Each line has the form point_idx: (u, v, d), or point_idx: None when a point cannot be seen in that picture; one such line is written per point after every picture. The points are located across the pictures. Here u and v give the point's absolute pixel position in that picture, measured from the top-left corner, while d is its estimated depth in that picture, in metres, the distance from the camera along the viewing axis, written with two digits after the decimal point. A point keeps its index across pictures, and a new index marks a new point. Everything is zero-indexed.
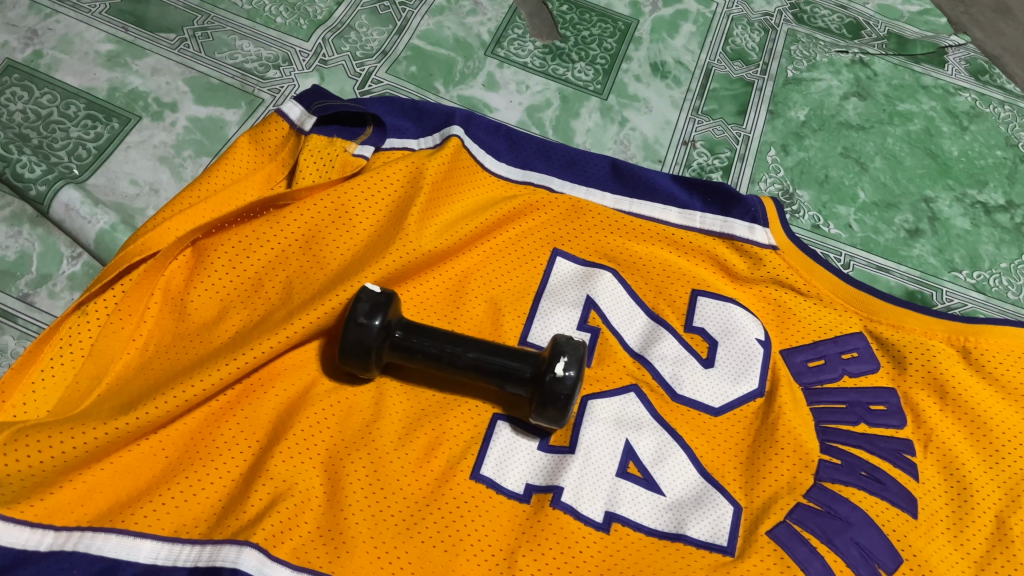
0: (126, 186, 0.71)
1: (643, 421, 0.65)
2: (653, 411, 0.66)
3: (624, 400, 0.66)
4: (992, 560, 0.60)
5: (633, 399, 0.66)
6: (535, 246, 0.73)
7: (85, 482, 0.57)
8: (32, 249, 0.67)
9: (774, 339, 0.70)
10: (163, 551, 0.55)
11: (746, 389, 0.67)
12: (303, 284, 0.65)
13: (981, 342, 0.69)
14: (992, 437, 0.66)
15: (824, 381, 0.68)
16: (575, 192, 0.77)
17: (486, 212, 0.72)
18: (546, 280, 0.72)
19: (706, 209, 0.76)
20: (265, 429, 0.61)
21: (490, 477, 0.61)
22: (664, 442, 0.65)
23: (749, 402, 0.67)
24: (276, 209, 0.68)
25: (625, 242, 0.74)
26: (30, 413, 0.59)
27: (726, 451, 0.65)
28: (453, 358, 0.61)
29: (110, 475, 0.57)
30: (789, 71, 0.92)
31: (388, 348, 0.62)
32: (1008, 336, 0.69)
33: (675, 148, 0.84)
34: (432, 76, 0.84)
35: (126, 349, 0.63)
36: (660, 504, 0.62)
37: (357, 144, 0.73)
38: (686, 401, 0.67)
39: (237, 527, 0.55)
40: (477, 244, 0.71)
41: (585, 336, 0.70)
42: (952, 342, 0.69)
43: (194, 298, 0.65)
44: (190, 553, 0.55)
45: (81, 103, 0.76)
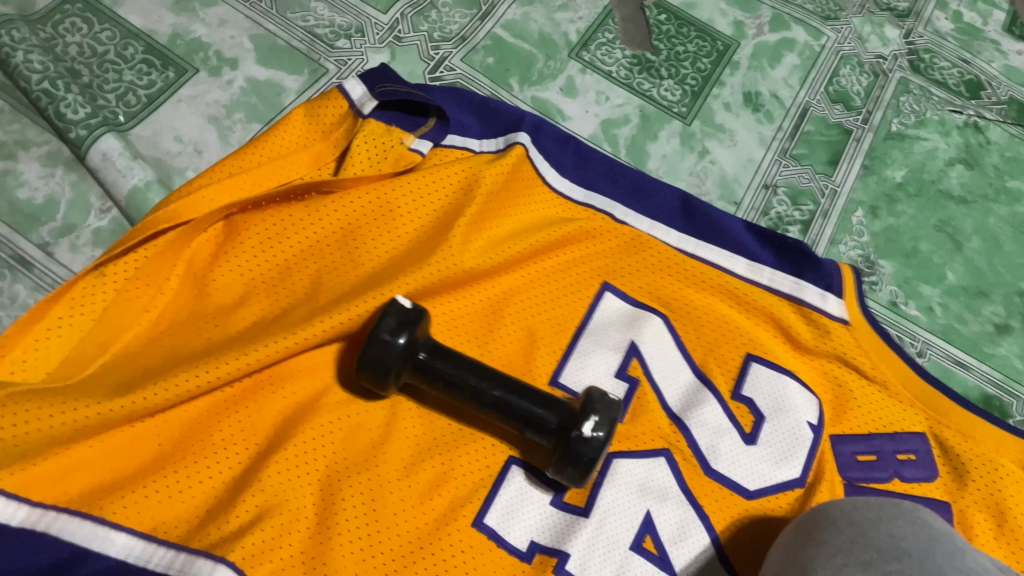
0: (169, 141, 0.68)
1: (668, 492, 0.61)
2: (682, 482, 0.62)
3: (652, 464, 0.62)
4: None
5: (662, 464, 0.62)
6: (585, 277, 0.68)
7: (70, 458, 0.53)
8: (62, 195, 0.64)
9: (826, 423, 0.65)
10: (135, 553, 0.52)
11: (789, 475, 0.62)
12: (333, 282, 0.61)
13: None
14: None
15: (872, 480, 0.63)
16: (638, 224, 0.71)
17: (539, 232, 0.67)
18: (591, 315, 0.67)
19: (777, 266, 0.70)
20: (267, 433, 0.57)
21: (493, 528, 0.57)
22: (686, 520, 0.60)
23: (786, 490, 0.62)
24: (319, 195, 0.63)
25: (681, 289, 0.69)
26: (27, 374, 0.56)
27: (752, 540, 0.60)
28: (477, 393, 0.57)
29: (97, 455, 0.54)
30: (893, 124, 0.84)
31: (409, 368, 0.58)
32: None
33: (754, 191, 0.77)
34: (510, 72, 0.79)
35: (137, 321, 0.59)
36: None
37: (415, 137, 0.68)
38: (718, 477, 0.62)
39: (216, 539, 0.53)
40: (523, 266, 0.66)
41: (621, 385, 0.65)
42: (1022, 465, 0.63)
43: (216, 277, 0.61)
44: (166, 557, 0.52)
45: (139, 45, 0.72)
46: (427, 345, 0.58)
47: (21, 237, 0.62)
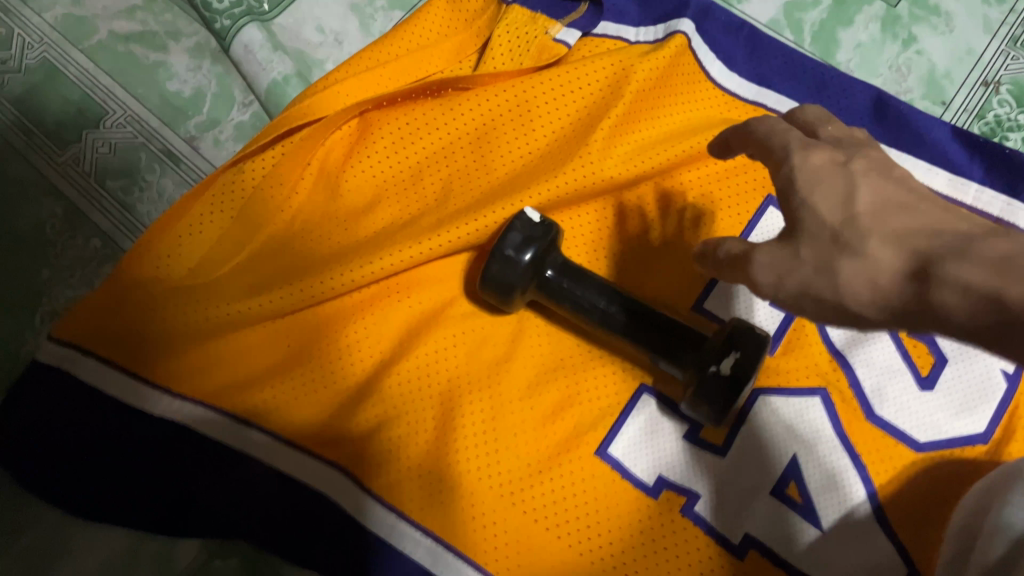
0: (310, 32, 0.66)
1: (821, 435, 0.53)
2: (838, 427, 0.54)
3: (805, 403, 0.54)
4: None
5: (816, 405, 0.54)
6: (745, 188, 0.60)
7: (209, 352, 0.56)
8: (208, 89, 0.66)
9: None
10: (267, 452, 0.55)
11: (969, 429, 0.54)
12: (463, 188, 0.58)
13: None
14: None
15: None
16: None
17: (697, 136, 0.59)
18: (748, 232, 0.59)
19: (985, 181, 0.58)
20: (392, 341, 0.57)
21: (618, 459, 0.54)
22: (839, 469, 0.53)
23: (967, 446, 0.53)
24: (455, 91, 0.60)
25: None
26: (171, 267, 0.58)
27: (916, 502, 0.52)
28: (603, 317, 0.53)
29: (234, 349, 0.56)
30: None
31: (535, 285, 0.54)
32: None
33: (969, 90, 0.64)
34: None
35: (273, 219, 0.58)
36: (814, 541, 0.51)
37: (563, 26, 0.62)
38: (882, 425, 0.54)
39: (342, 443, 0.54)
40: (671, 174, 0.60)
41: (778, 314, 0.57)
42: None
43: (349, 178, 0.59)
44: (298, 457, 0.55)
45: None
46: (555, 263, 0.53)
47: (171, 131, 0.65)
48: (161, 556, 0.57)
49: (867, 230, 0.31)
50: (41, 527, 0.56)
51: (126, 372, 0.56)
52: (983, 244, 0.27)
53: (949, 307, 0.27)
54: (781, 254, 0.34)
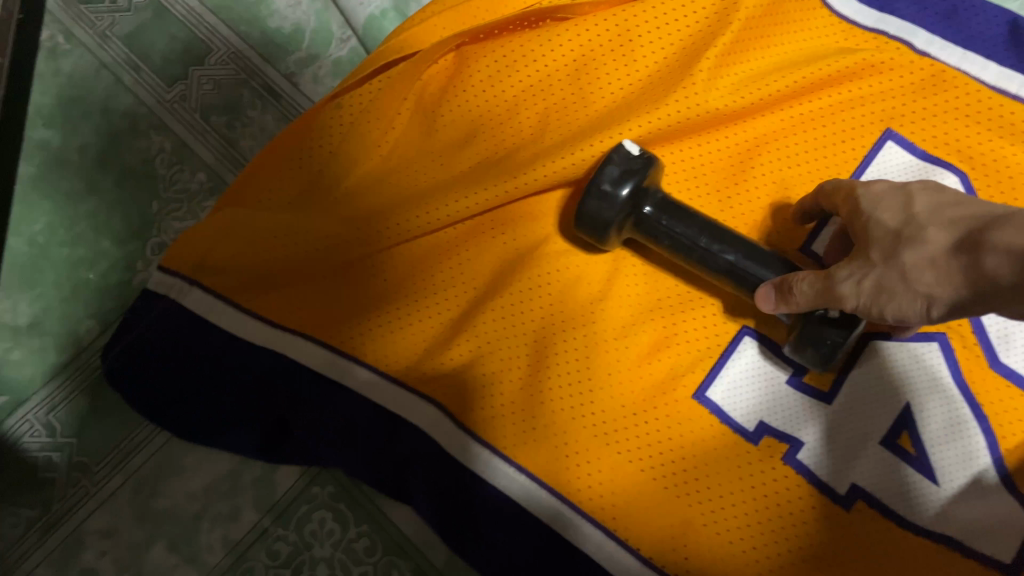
0: None
1: (938, 383, 0.50)
2: (957, 374, 0.50)
3: (923, 349, 0.51)
4: None
5: (935, 351, 0.51)
6: (861, 121, 0.56)
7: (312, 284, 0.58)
8: (307, 23, 0.66)
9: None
10: (366, 384, 0.55)
11: None
12: (561, 121, 0.56)
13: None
14: None
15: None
16: (943, 54, 0.56)
17: (810, 66, 0.56)
18: (863, 169, 0.55)
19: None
20: (487, 276, 0.56)
21: (717, 404, 0.52)
22: (957, 419, 0.50)
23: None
24: (554, 22, 0.58)
25: (993, 140, 0.55)
26: (274, 202, 0.59)
27: None
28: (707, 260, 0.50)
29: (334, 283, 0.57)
30: None
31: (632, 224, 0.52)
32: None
33: None
34: None
35: (369, 155, 0.58)
36: (928, 495, 0.49)
37: None
38: (1010, 372, 0.50)
39: (430, 377, 0.54)
40: (782, 106, 0.56)
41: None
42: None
43: (445, 113, 0.58)
44: (394, 391, 0.55)
45: None
46: (652, 199, 0.51)
47: (271, 68, 0.66)
48: (263, 480, 0.59)
49: (925, 223, 0.39)
50: (154, 445, 0.60)
51: (230, 302, 0.58)
52: (1002, 208, 0.36)
53: (999, 271, 0.33)
54: (854, 269, 0.42)
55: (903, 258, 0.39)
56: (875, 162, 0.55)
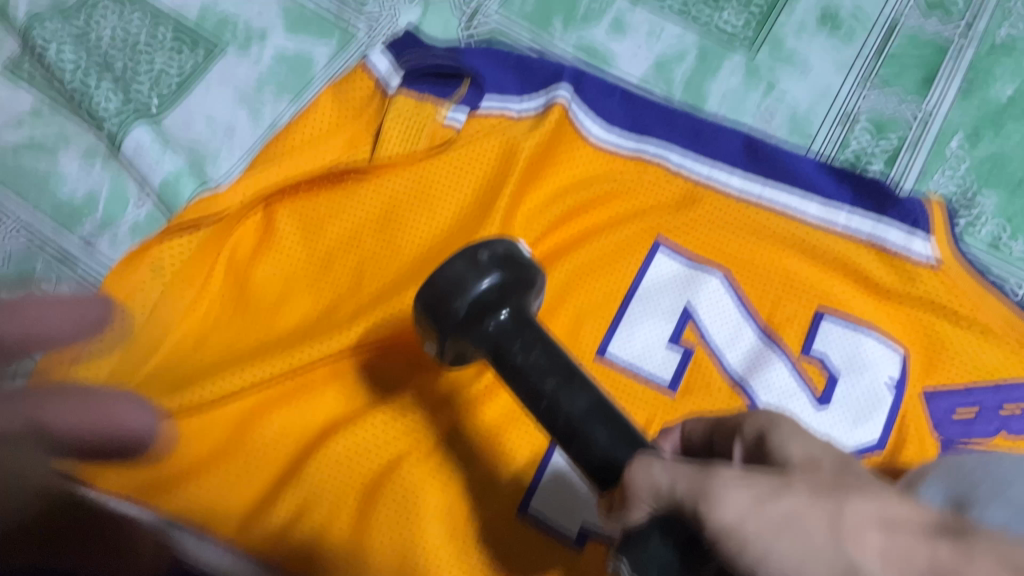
0: (201, 125, 0.67)
1: None
2: None
3: None
4: None
5: None
6: (634, 235, 0.59)
7: None
8: (101, 189, 0.65)
9: (915, 373, 0.53)
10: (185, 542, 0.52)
11: (865, 438, 0.52)
12: (374, 274, 0.60)
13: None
14: None
15: (973, 438, 0.52)
16: (696, 170, 0.61)
17: (582, 192, 0.61)
18: (641, 278, 0.58)
19: (855, 205, 0.58)
20: (316, 426, 0.57)
21: (538, 516, 0.54)
22: None
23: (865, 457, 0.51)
24: (355, 179, 0.62)
25: (747, 244, 0.58)
26: (87, 365, 0.56)
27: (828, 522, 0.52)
28: (541, 396, 0.42)
29: None
30: (1001, 32, 0.72)
31: (473, 330, 0.46)
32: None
33: (830, 126, 0.69)
34: (551, 15, 0.73)
35: (185, 317, 0.59)
36: None
37: (450, 107, 0.64)
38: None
39: (252, 536, 0.53)
40: (586, 242, 0.59)
41: (674, 355, 0.56)
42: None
43: (260, 271, 0.60)
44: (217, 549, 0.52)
45: (169, 26, 0.71)
46: (513, 306, 0.47)
47: (63, 232, 0.64)
48: None
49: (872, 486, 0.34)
50: None
51: None
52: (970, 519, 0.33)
53: None
54: (756, 482, 0.33)
55: (848, 502, 0.33)
56: (649, 274, 0.58)
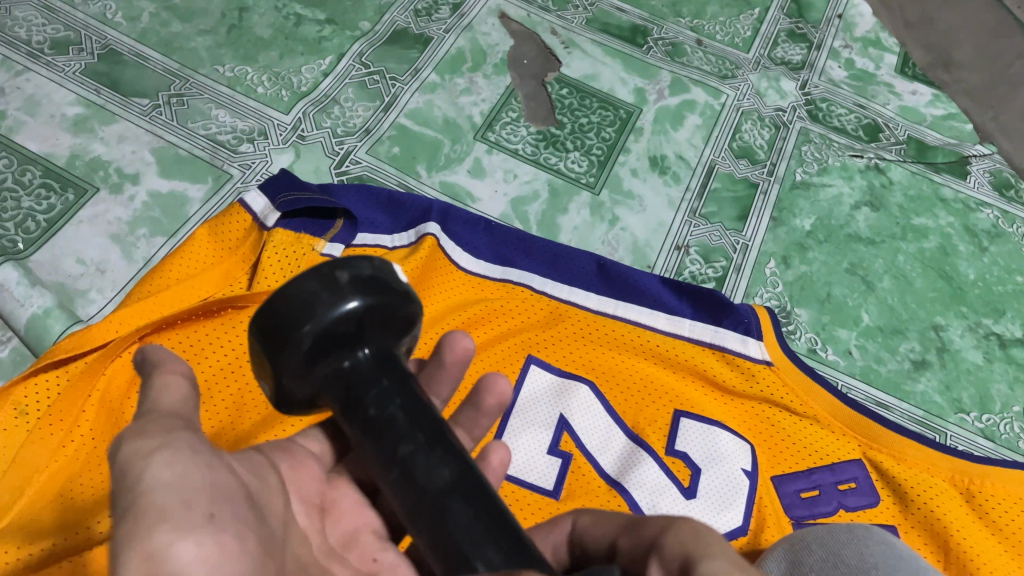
0: (70, 264, 0.67)
1: None
2: None
3: None
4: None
5: None
6: (508, 353, 0.65)
7: None
8: None
9: (763, 461, 0.60)
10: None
11: (732, 524, 0.57)
12: (252, 403, 0.62)
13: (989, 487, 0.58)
14: None
15: (817, 516, 0.58)
16: (557, 292, 0.68)
17: (457, 316, 0.66)
18: (517, 392, 0.63)
19: (696, 316, 0.66)
20: None
21: None
22: None
23: (730, 540, 0.56)
24: (233, 311, 0.63)
25: (608, 355, 0.65)
26: None
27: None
28: (396, 454, 0.39)
29: None
30: (797, 174, 0.86)
31: (331, 366, 0.42)
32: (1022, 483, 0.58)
33: (667, 253, 0.78)
34: (415, 159, 0.80)
35: (53, 458, 0.55)
36: None
37: (327, 241, 0.67)
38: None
39: None
40: (469, 359, 0.64)
41: (555, 461, 0.60)
42: (955, 483, 0.58)
43: (133, 407, 0.59)
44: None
45: (37, 170, 0.72)
46: (374, 348, 0.43)
47: None
48: None
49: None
50: None
51: None
52: None
53: None
54: None
55: None
56: (525, 388, 0.63)
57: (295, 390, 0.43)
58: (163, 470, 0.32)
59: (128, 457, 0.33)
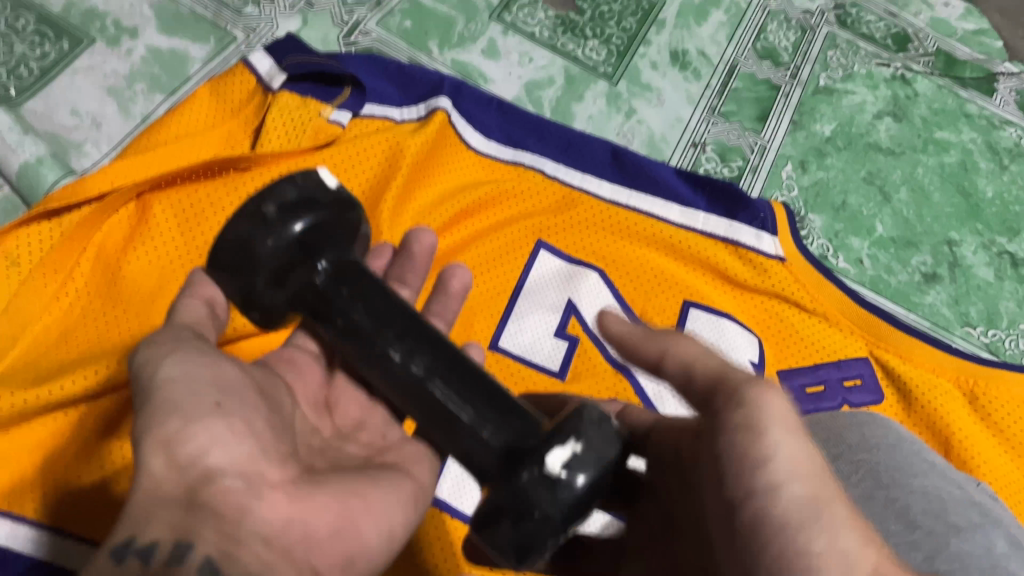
0: (65, 115, 0.65)
1: None
2: None
3: None
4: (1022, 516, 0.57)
5: None
6: (516, 236, 0.63)
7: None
8: None
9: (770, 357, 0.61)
10: (50, 548, 0.48)
11: None
12: None
13: (993, 390, 0.60)
14: (1006, 482, 0.57)
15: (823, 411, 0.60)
16: (569, 177, 0.66)
17: (465, 194, 0.63)
18: (525, 276, 0.62)
19: (710, 208, 0.65)
20: None
21: (444, 501, 0.54)
22: None
23: None
24: (237, 171, 0.58)
25: (617, 244, 0.64)
26: None
27: None
28: (382, 350, 0.41)
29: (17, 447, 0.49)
30: (821, 79, 0.83)
31: (297, 275, 0.44)
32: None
33: (682, 150, 0.76)
34: (428, 35, 0.76)
35: (46, 310, 0.52)
36: None
37: (334, 107, 0.64)
38: None
39: None
40: (473, 245, 0.63)
41: (562, 344, 0.60)
42: (958, 385, 0.60)
43: (129, 264, 0.55)
44: (77, 551, 0.48)
45: (30, 15, 0.68)
46: (333, 255, 0.45)
47: None
48: None
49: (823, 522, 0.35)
50: None
51: None
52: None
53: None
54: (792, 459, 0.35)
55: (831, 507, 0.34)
56: (532, 273, 0.62)
57: (267, 302, 0.44)
58: (172, 367, 0.37)
59: (146, 362, 0.37)
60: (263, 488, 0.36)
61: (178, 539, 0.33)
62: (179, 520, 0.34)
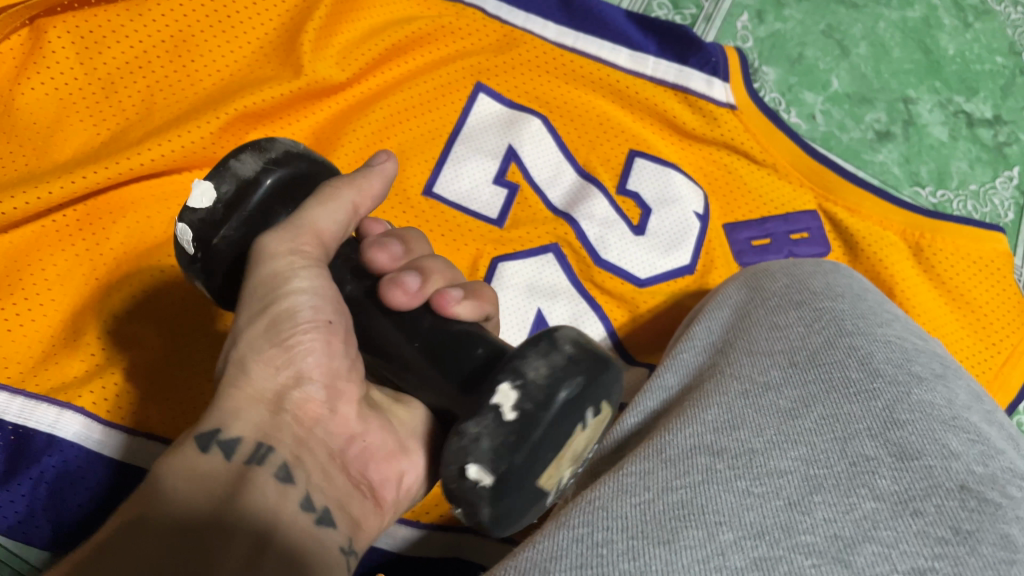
0: None
1: (558, 288, 0.58)
2: (571, 276, 0.59)
3: (541, 261, 0.58)
4: (965, 352, 0.63)
5: (551, 261, 0.58)
6: (454, 77, 0.60)
7: None
8: None
9: (716, 210, 0.63)
10: (122, 449, 0.48)
11: (676, 262, 0.60)
12: (166, 101, 0.54)
13: (937, 241, 0.64)
14: (942, 325, 0.63)
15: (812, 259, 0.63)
16: (512, 16, 0.62)
17: (396, 31, 0.59)
18: (463, 119, 0.60)
19: (660, 54, 0.64)
20: (107, 259, 0.51)
21: None
22: (579, 310, 0.58)
23: (676, 278, 0.60)
24: None
25: (564, 89, 0.62)
26: None
27: (649, 327, 0.60)
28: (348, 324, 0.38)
29: None
30: None
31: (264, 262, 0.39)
32: (968, 238, 0.65)
33: None
34: None
35: None
36: None
37: None
38: (609, 267, 0.59)
39: (56, 384, 0.48)
40: (406, 84, 0.59)
41: (500, 192, 0.59)
42: (906, 237, 0.65)
43: (23, 94, 0.51)
44: (13, 404, 0.47)
45: None
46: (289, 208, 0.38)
47: None
48: None
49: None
50: None
51: None
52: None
53: None
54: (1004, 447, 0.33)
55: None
56: (472, 118, 0.60)
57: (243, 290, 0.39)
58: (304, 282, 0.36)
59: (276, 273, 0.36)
60: (338, 403, 0.37)
61: (261, 440, 0.34)
62: (266, 421, 0.35)
